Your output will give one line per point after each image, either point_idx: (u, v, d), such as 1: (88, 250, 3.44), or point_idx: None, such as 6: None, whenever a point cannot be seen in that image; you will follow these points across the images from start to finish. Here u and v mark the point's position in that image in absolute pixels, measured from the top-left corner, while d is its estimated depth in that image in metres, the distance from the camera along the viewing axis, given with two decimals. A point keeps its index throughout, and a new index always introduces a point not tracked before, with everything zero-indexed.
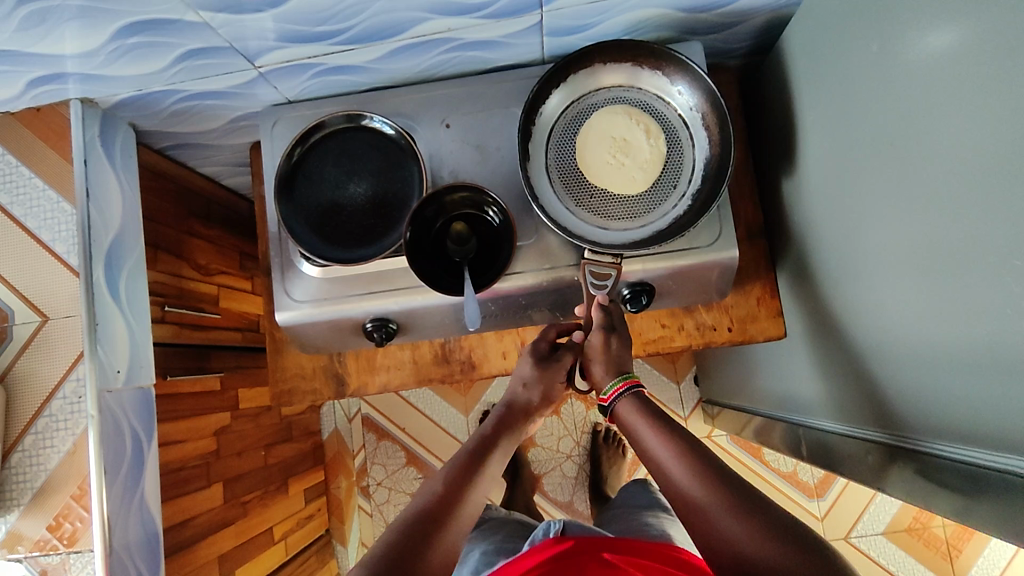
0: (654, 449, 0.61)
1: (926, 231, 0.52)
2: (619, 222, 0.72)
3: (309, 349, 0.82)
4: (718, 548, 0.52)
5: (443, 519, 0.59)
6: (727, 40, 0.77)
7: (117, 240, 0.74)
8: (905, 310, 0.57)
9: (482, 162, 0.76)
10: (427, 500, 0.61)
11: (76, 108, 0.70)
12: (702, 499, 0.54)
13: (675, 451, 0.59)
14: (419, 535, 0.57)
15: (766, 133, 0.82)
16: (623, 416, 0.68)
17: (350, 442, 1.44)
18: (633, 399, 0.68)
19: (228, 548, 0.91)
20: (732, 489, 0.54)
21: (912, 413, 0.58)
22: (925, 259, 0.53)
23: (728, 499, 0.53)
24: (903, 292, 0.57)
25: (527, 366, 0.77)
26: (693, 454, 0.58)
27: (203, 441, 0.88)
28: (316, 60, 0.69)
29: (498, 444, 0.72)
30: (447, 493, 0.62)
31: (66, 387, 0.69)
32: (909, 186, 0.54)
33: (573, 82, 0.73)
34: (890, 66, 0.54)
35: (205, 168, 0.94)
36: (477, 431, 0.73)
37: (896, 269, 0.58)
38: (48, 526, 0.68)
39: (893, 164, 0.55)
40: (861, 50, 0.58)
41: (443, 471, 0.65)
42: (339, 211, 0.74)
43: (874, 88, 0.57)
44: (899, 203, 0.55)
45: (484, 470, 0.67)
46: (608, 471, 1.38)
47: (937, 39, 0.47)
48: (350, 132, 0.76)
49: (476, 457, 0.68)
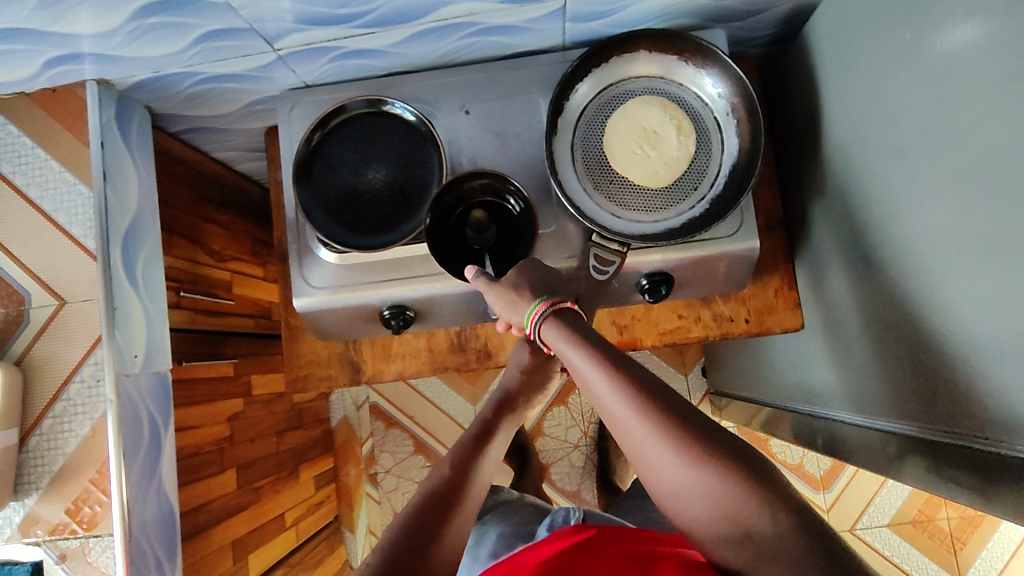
0: (580, 368, 0.55)
1: (968, 222, 0.51)
2: (633, 213, 0.72)
3: (326, 336, 0.82)
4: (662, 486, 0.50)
5: (450, 509, 0.58)
6: (750, 28, 0.76)
7: (133, 223, 0.73)
8: (936, 302, 0.57)
9: (502, 148, 0.75)
10: (429, 490, 0.60)
11: (92, 89, 0.69)
12: (641, 435, 0.50)
13: (603, 374, 0.52)
14: (427, 532, 0.55)
15: (788, 123, 0.81)
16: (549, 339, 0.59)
17: (358, 430, 1.44)
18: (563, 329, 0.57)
19: (241, 533, 0.91)
20: (670, 418, 0.49)
21: (937, 404, 0.58)
22: (964, 252, 0.52)
23: (668, 431, 0.49)
24: (933, 282, 0.57)
25: (522, 354, 0.77)
26: (623, 376, 0.52)
27: (217, 427, 0.88)
28: (337, 43, 0.68)
29: (498, 428, 0.71)
30: (452, 485, 0.60)
31: (83, 371, 0.69)
32: (944, 176, 0.53)
33: (616, 64, 0.72)
34: (924, 54, 0.53)
35: (218, 153, 0.93)
36: (477, 416, 0.72)
37: (928, 260, 0.57)
38: (67, 510, 0.68)
39: (927, 155, 0.55)
40: (894, 38, 0.57)
41: (448, 458, 0.64)
42: (358, 197, 0.74)
43: (907, 75, 0.56)
44: (932, 192, 0.55)
45: (486, 452, 0.67)
46: (617, 461, 1.34)
47: (975, 26, 0.47)
48: (371, 117, 0.75)
49: (477, 439, 0.67)
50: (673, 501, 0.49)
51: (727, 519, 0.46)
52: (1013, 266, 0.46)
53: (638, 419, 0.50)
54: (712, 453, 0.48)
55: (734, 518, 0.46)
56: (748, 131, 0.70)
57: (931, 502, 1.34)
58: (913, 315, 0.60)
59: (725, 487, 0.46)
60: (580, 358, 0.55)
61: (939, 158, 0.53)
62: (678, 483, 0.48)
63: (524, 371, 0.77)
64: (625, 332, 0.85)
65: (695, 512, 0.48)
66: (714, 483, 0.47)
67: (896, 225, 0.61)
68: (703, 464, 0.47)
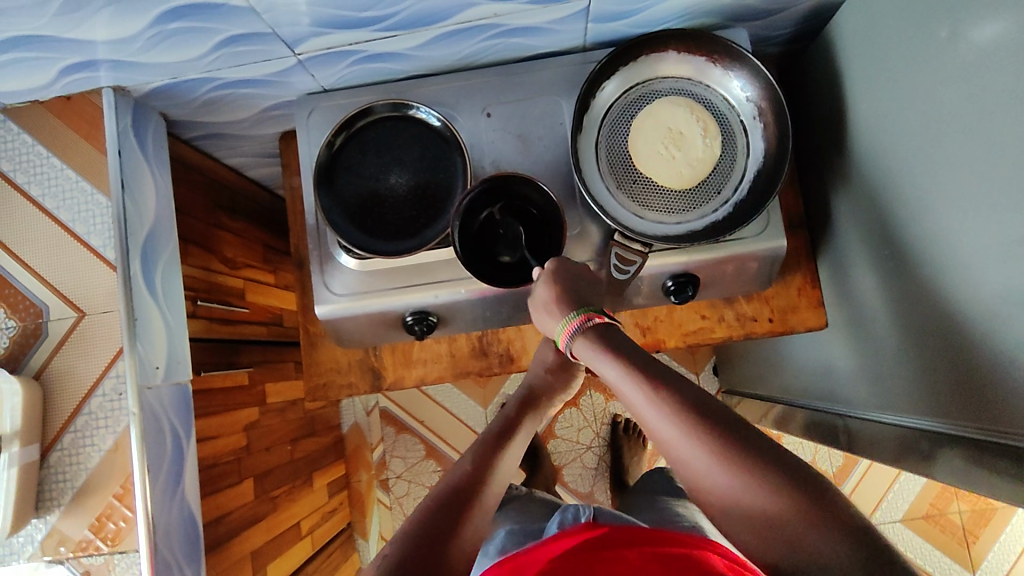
0: (616, 384, 0.56)
1: (1000, 221, 0.51)
2: (655, 214, 0.71)
3: (346, 344, 0.81)
4: (708, 495, 0.49)
5: (467, 505, 0.57)
6: (770, 27, 0.76)
7: (151, 233, 0.72)
8: (971, 299, 0.57)
9: (525, 151, 0.74)
10: (449, 486, 0.59)
11: (108, 96, 0.68)
12: (680, 443, 0.50)
13: (638, 386, 0.54)
14: (444, 528, 0.54)
15: (810, 122, 0.81)
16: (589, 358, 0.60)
17: (369, 435, 1.43)
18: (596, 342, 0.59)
19: (260, 544, 0.90)
20: (706, 423, 0.49)
21: (976, 402, 0.57)
22: (999, 250, 0.52)
23: (705, 436, 0.49)
24: (969, 279, 0.56)
25: (546, 352, 0.76)
26: (656, 385, 0.53)
27: (234, 437, 0.87)
28: (357, 46, 0.68)
29: (519, 426, 0.69)
30: (470, 483, 0.59)
31: (105, 385, 0.68)
32: (981, 174, 0.52)
33: (646, 63, 0.72)
34: (958, 51, 0.53)
35: (231, 159, 0.92)
36: (498, 413, 0.71)
37: (964, 257, 0.57)
38: (91, 527, 0.67)
39: (962, 153, 0.54)
40: (925, 35, 0.56)
41: (466, 456, 0.63)
42: (380, 202, 0.73)
43: (940, 73, 0.55)
44: (969, 191, 0.54)
45: (508, 450, 0.65)
46: (630, 462, 1.34)
47: (1016, 22, 0.46)
48: (394, 120, 0.74)
49: (499, 437, 0.66)
50: (721, 512, 0.49)
51: (771, 527, 0.45)
52: None
53: (677, 426, 0.50)
54: (750, 457, 0.47)
55: (780, 526, 0.45)
56: (774, 132, 0.70)
57: (943, 496, 1.35)
58: (947, 313, 0.60)
59: (765, 493, 0.46)
60: (615, 373, 0.56)
61: (976, 156, 0.53)
62: (721, 492, 0.48)
63: (548, 371, 0.76)
64: (648, 333, 0.85)
65: (741, 521, 0.47)
66: (754, 489, 0.46)
67: (929, 223, 0.61)
68: (743, 469, 0.47)
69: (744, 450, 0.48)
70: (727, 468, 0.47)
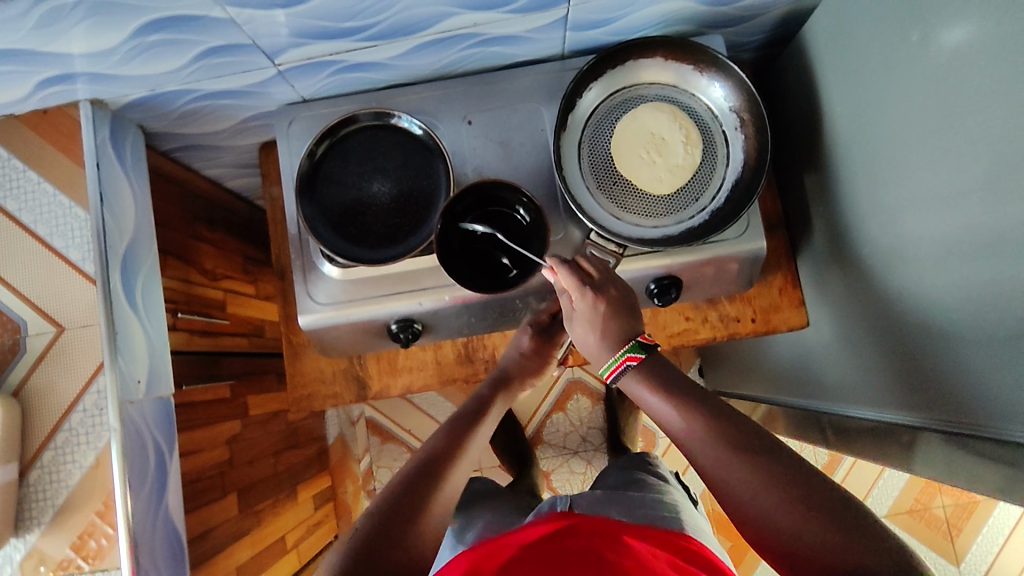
0: (660, 414, 0.57)
1: (969, 219, 0.53)
2: (633, 216, 0.72)
3: (330, 353, 0.81)
4: (755, 530, 0.49)
5: (439, 475, 0.58)
6: (743, 34, 0.78)
7: (130, 246, 0.71)
8: (946, 294, 0.58)
9: (507, 158, 0.75)
10: (422, 459, 0.60)
11: (86, 109, 0.67)
12: (732, 476, 0.50)
13: (684, 419, 0.54)
14: (417, 495, 0.55)
15: (786, 125, 0.83)
16: (629, 389, 0.60)
17: (353, 446, 1.42)
18: (635, 372, 0.59)
19: (245, 559, 0.89)
20: (759, 458, 0.50)
21: (946, 395, 0.60)
22: (970, 246, 0.54)
23: (759, 469, 0.49)
24: (942, 275, 0.58)
25: (522, 337, 0.78)
26: (709, 418, 0.53)
27: (216, 451, 0.86)
28: (338, 56, 0.68)
29: (493, 406, 0.72)
30: (444, 456, 0.60)
31: (86, 400, 0.67)
32: (952, 173, 0.54)
33: (632, 68, 0.73)
34: (927, 57, 0.55)
35: (209, 170, 0.92)
36: (472, 393, 0.72)
37: (939, 255, 0.58)
38: (71, 545, 0.65)
39: (933, 154, 0.56)
40: (895, 41, 0.59)
41: (439, 432, 0.64)
42: (364, 211, 0.73)
43: (911, 79, 0.57)
44: (943, 190, 0.56)
45: (481, 427, 0.67)
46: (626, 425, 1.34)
47: (978, 29, 0.48)
48: (377, 130, 0.74)
49: (473, 416, 0.68)
50: (765, 545, 0.48)
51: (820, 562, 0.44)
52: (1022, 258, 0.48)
53: (728, 459, 0.51)
54: (793, 485, 0.48)
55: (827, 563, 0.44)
56: (755, 140, 0.71)
57: (926, 491, 1.37)
58: (923, 308, 0.62)
59: (817, 527, 0.45)
60: (658, 402, 0.57)
61: (946, 156, 0.55)
62: (768, 524, 0.48)
63: (522, 355, 0.78)
64: None
65: (788, 558, 0.47)
66: (805, 522, 0.46)
67: (906, 222, 0.63)
68: (790, 498, 0.47)
69: (794, 486, 0.48)
70: (767, 493, 0.48)
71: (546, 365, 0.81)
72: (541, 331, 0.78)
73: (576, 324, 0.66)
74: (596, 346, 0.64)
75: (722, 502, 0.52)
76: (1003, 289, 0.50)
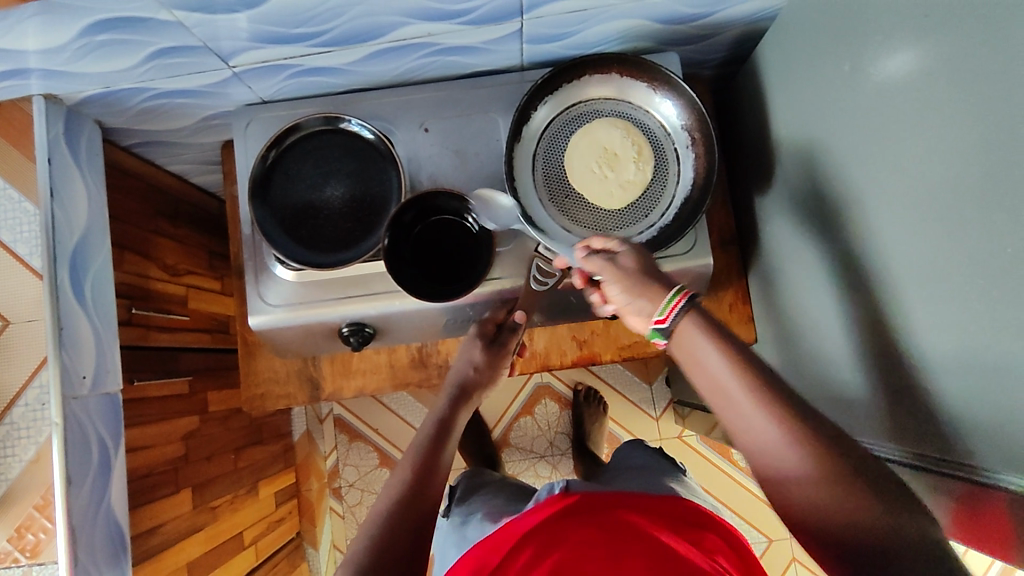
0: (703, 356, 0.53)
1: (908, 246, 0.54)
2: (584, 229, 0.73)
3: (283, 353, 0.81)
4: (787, 502, 0.48)
5: (414, 514, 0.60)
6: (702, 51, 0.80)
7: (81, 241, 0.71)
8: (884, 317, 0.59)
9: (462, 166, 0.76)
10: (395, 498, 0.61)
11: (39, 103, 0.68)
12: (777, 443, 0.48)
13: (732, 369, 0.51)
14: (398, 547, 0.57)
15: (744, 143, 0.85)
16: (682, 332, 0.54)
17: (321, 444, 1.43)
18: (695, 314, 0.54)
19: (197, 555, 0.87)
20: (807, 424, 0.48)
21: (880, 414, 0.62)
22: (909, 271, 0.55)
23: (809, 440, 0.47)
24: (882, 298, 0.59)
25: (473, 350, 0.76)
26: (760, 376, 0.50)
27: (171, 446, 0.86)
28: (293, 61, 0.68)
29: (456, 420, 0.72)
30: (416, 490, 0.62)
31: (28, 395, 0.68)
32: (895, 198, 0.55)
33: (586, 83, 0.74)
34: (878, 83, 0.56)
35: (173, 166, 0.92)
36: (434, 411, 0.73)
37: (879, 279, 0.59)
38: (8, 538, 0.66)
39: (878, 178, 0.57)
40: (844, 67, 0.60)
41: (408, 460, 0.66)
42: (316, 214, 0.74)
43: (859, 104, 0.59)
44: (884, 215, 0.57)
45: (447, 447, 0.69)
46: (593, 430, 1.37)
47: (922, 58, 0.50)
48: (328, 134, 0.75)
49: (439, 436, 0.69)
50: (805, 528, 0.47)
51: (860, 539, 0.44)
52: (957, 285, 0.49)
53: (788, 435, 0.48)
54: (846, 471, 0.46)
55: (867, 541, 0.44)
56: (705, 159, 0.72)
57: None
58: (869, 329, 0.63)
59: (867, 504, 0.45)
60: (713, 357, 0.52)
61: (888, 182, 0.56)
62: (824, 508, 0.46)
63: (476, 368, 0.76)
64: (584, 347, 0.88)
65: (836, 541, 0.45)
66: (852, 498, 0.45)
67: (845, 244, 0.64)
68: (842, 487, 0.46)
69: (841, 458, 0.47)
70: (820, 479, 0.46)
71: (498, 375, 0.79)
72: (490, 341, 0.76)
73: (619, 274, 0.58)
74: (642, 287, 0.57)
75: (766, 479, 0.50)
76: (939, 314, 0.51)
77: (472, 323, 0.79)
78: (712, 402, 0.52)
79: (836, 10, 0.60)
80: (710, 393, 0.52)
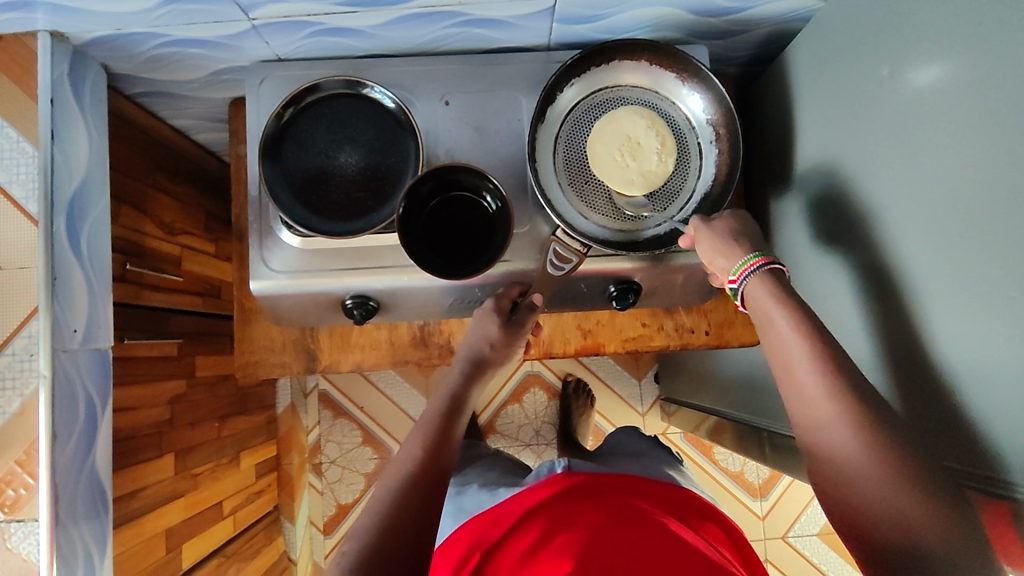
0: (785, 340, 0.58)
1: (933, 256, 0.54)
2: (601, 216, 0.72)
3: (281, 321, 0.79)
4: (836, 482, 0.53)
5: (423, 488, 0.61)
6: (730, 47, 0.79)
7: (80, 191, 0.68)
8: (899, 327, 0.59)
9: (481, 144, 0.74)
10: (406, 472, 0.62)
11: (44, 41, 0.64)
12: (834, 424, 0.53)
13: (813, 357, 0.55)
14: (413, 523, 0.57)
15: (763, 143, 0.84)
16: (752, 293, 0.62)
17: (304, 417, 1.40)
18: (765, 277, 0.61)
19: (176, 521, 0.85)
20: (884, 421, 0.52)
21: None
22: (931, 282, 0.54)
23: (872, 433, 0.51)
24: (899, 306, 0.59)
25: (490, 327, 0.73)
26: (835, 367, 0.54)
27: (158, 409, 0.83)
28: (316, 18, 0.66)
29: (467, 396, 0.73)
30: (421, 467, 0.62)
31: (15, 344, 0.65)
32: (923, 206, 0.55)
33: (615, 68, 0.72)
34: (916, 90, 0.55)
35: (176, 120, 0.89)
36: (445, 389, 0.73)
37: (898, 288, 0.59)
38: None
39: (907, 183, 0.57)
40: (882, 70, 0.59)
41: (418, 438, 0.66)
42: (327, 180, 0.71)
43: (895, 109, 0.58)
44: (909, 223, 0.57)
45: (456, 424, 0.70)
46: (579, 422, 1.37)
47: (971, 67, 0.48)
48: (346, 98, 0.72)
49: (451, 414, 0.70)
50: (847, 510, 0.52)
51: (900, 536, 0.48)
52: (985, 297, 0.49)
53: (846, 423, 0.52)
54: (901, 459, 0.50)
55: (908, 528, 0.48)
56: (728, 156, 0.72)
57: None
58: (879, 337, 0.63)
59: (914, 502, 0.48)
60: (787, 333, 0.58)
61: (915, 190, 0.56)
62: (867, 491, 0.50)
63: (494, 346, 0.73)
64: (588, 337, 0.87)
65: (876, 524, 0.50)
66: (904, 496, 0.49)
67: (864, 250, 0.64)
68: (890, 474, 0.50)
69: (901, 445, 0.50)
70: (869, 464, 0.51)
71: (512, 355, 0.76)
72: (506, 319, 0.73)
73: (715, 240, 0.65)
74: (722, 253, 0.64)
75: (817, 458, 0.54)
76: (963, 326, 0.51)
77: (486, 298, 0.75)
78: (780, 379, 0.58)
79: (874, 12, 0.59)
80: (779, 370, 0.58)
